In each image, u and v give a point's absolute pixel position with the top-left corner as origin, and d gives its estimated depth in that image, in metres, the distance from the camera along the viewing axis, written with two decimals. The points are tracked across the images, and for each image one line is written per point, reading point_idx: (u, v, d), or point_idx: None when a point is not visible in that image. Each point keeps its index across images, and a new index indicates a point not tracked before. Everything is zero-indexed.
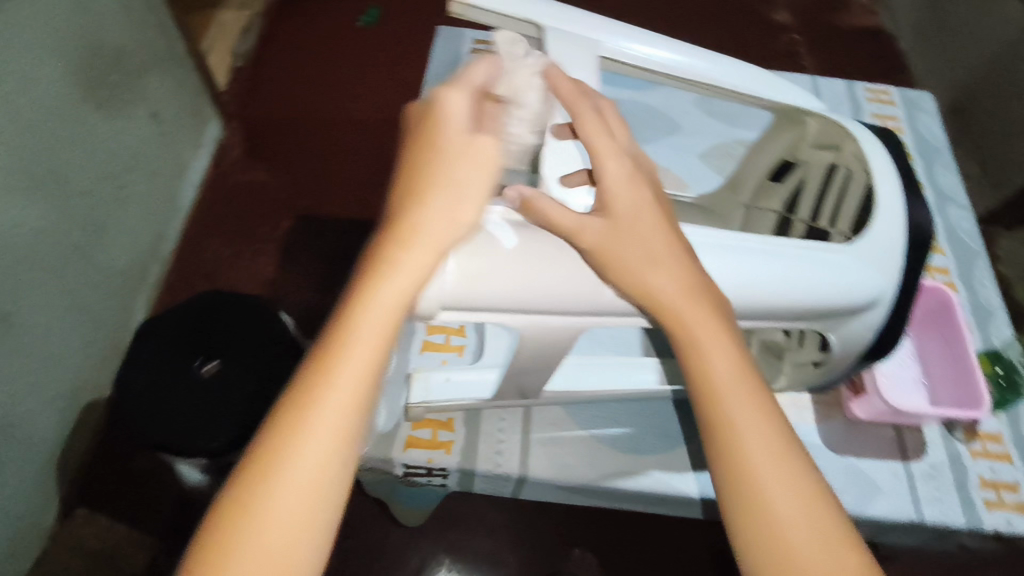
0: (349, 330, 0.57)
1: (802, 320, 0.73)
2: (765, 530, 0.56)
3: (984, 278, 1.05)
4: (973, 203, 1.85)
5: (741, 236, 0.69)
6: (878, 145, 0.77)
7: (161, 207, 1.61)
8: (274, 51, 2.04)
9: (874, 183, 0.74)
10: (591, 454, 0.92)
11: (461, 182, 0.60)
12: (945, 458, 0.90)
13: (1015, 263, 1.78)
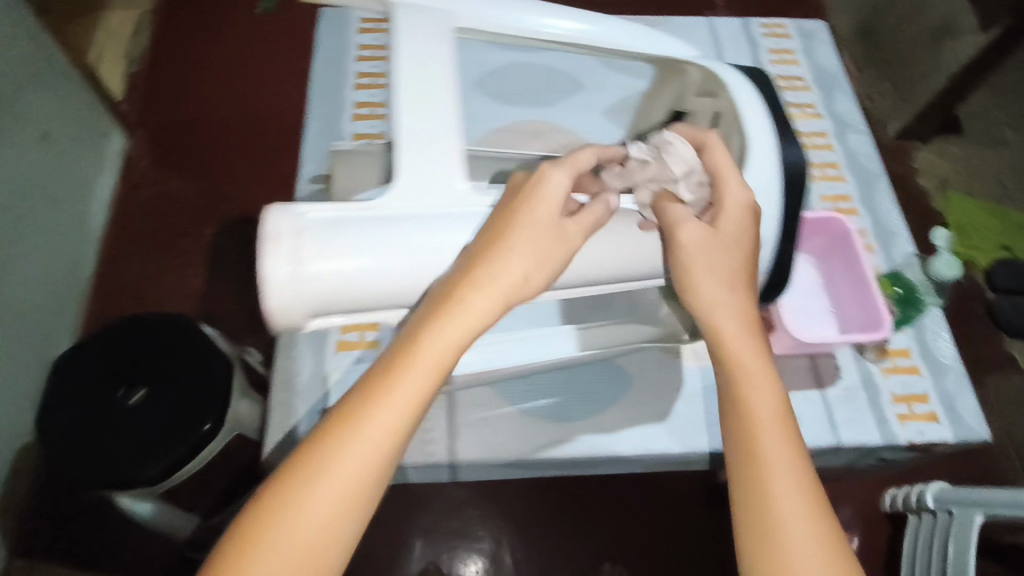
0: (410, 364, 0.58)
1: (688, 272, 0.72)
2: (760, 502, 0.60)
3: (885, 200, 1.07)
4: (889, 121, 1.90)
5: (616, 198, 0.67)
6: (750, 88, 0.76)
7: (71, 232, 1.52)
8: (170, 50, 1.93)
9: (746, 128, 0.73)
10: (522, 428, 0.93)
11: (530, 228, 0.62)
12: (859, 382, 0.95)
13: (932, 175, 1.86)
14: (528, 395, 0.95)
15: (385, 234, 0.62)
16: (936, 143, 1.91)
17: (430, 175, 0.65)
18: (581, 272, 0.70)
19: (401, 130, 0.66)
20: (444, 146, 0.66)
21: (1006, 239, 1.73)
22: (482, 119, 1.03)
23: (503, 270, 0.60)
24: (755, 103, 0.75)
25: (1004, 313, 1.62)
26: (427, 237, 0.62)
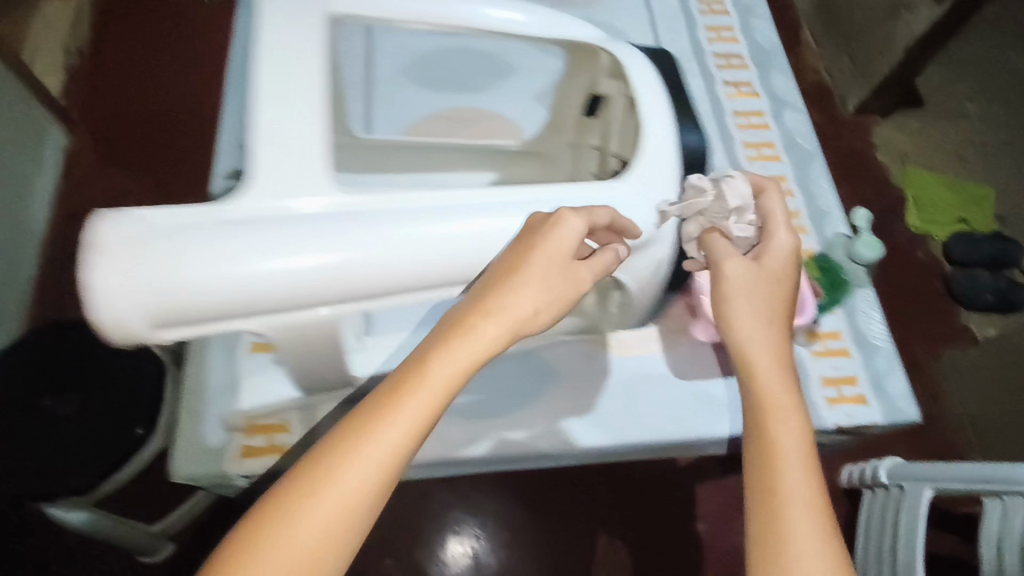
0: (418, 387, 0.53)
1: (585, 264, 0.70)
2: (777, 527, 0.54)
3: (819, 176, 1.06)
4: (847, 96, 1.89)
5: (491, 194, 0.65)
6: (653, 78, 0.79)
7: (8, 232, 1.47)
8: (113, 42, 1.86)
9: (645, 115, 0.76)
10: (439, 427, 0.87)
11: (541, 266, 0.59)
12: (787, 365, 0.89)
13: (890, 150, 1.86)
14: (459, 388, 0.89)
15: (234, 236, 0.55)
16: (893, 118, 1.91)
17: (295, 166, 0.60)
18: (458, 269, 0.63)
19: (259, 120, 0.62)
20: (323, 140, 0.62)
21: (963, 212, 1.75)
22: (415, 111, 1.05)
23: (517, 297, 0.57)
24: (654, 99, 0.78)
25: (959, 284, 1.64)
26: (284, 230, 0.57)
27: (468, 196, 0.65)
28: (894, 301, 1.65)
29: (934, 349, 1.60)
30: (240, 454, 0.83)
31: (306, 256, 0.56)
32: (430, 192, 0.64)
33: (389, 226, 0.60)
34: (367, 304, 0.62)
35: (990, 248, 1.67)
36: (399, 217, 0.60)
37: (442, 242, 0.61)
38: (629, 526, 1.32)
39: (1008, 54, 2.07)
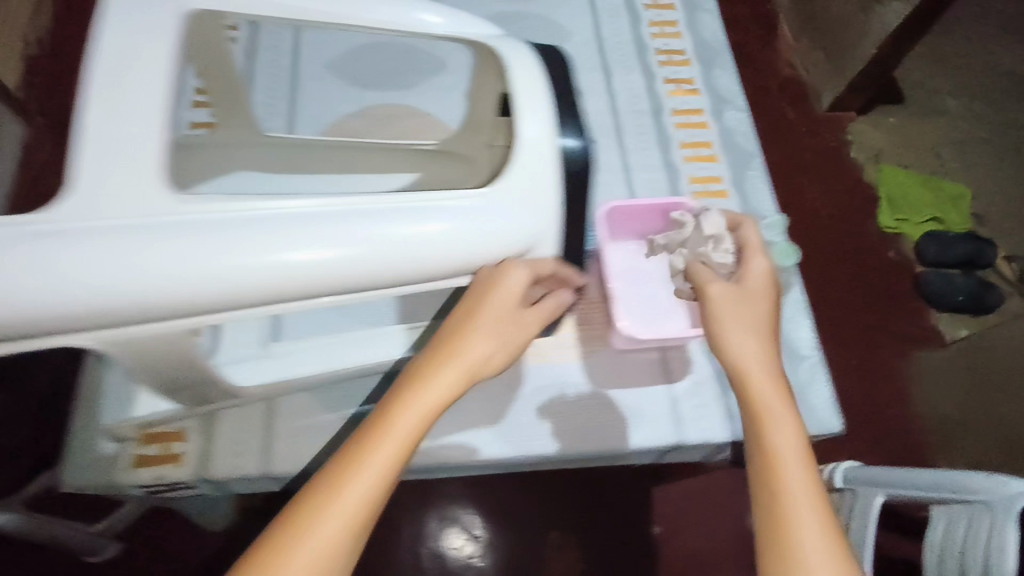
0: (368, 450, 0.49)
1: (467, 273, 0.53)
2: (791, 555, 0.52)
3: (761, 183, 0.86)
4: (823, 89, 1.82)
5: (375, 196, 0.50)
6: (538, 77, 0.54)
7: None
8: (70, 32, 1.81)
9: (517, 120, 0.53)
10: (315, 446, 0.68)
11: (495, 313, 0.53)
12: (711, 373, 0.75)
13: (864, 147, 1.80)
14: (347, 398, 0.70)
15: (68, 243, 0.43)
16: (869, 114, 1.86)
17: (120, 177, 0.46)
18: (346, 282, 0.49)
19: (80, 109, 0.48)
20: (158, 137, 0.48)
21: (938, 211, 1.68)
22: (330, 109, 0.86)
23: (473, 345, 0.53)
24: (538, 81, 0.54)
25: (931, 284, 1.57)
26: (86, 248, 0.44)
27: (326, 204, 0.49)
28: (863, 300, 1.57)
29: (906, 350, 1.51)
30: (133, 465, 0.65)
31: (159, 262, 0.45)
32: (282, 200, 0.49)
33: (221, 242, 0.46)
34: (237, 311, 0.50)
35: (964, 248, 1.60)
36: (237, 229, 0.46)
37: (275, 260, 0.47)
38: (581, 532, 1.30)
39: (991, 50, 1.99)
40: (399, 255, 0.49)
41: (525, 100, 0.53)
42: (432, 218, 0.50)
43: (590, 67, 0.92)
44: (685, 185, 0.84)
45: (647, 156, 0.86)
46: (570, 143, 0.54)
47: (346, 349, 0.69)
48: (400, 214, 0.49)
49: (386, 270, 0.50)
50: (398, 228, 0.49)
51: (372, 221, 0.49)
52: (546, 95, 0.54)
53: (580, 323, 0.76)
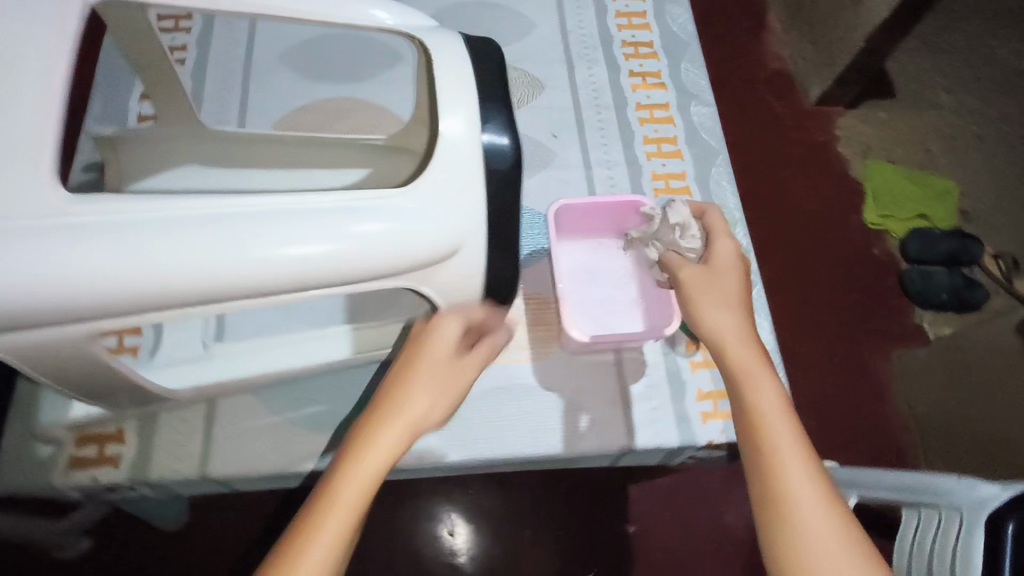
0: (319, 515, 0.46)
1: (394, 275, 0.50)
2: (809, 557, 0.50)
3: (725, 179, 0.83)
4: (810, 83, 1.70)
5: (290, 196, 0.47)
6: (465, 65, 0.51)
7: None
8: None
9: (439, 112, 0.49)
10: (254, 449, 0.66)
11: (432, 373, 0.52)
12: (664, 375, 0.73)
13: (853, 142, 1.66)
14: (291, 399, 0.68)
15: None
16: (860, 108, 1.72)
17: (9, 175, 0.44)
18: (258, 285, 0.47)
19: None
20: (51, 134, 0.46)
21: (925, 206, 1.56)
22: (279, 102, 0.84)
23: (409, 404, 0.50)
24: (465, 75, 0.51)
25: (913, 282, 1.49)
26: None
27: (247, 205, 0.47)
28: (843, 297, 1.50)
29: (887, 348, 1.45)
30: (67, 467, 0.64)
31: (52, 266, 0.43)
32: (202, 200, 0.46)
33: (134, 240, 0.44)
34: (145, 316, 0.47)
35: (949, 245, 1.49)
36: (146, 228, 0.44)
37: (190, 260, 0.45)
38: (542, 543, 1.12)
39: (996, 35, 1.82)
40: (317, 260, 0.46)
41: (446, 94, 0.49)
42: (350, 220, 0.47)
43: (552, 60, 0.90)
44: (646, 182, 0.82)
45: (606, 152, 0.84)
46: (494, 137, 0.50)
47: (293, 349, 0.67)
48: (323, 216, 0.47)
49: (302, 275, 0.47)
50: (318, 230, 0.46)
51: (285, 221, 0.46)
52: (472, 89, 0.50)
53: (531, 322, 0.74)
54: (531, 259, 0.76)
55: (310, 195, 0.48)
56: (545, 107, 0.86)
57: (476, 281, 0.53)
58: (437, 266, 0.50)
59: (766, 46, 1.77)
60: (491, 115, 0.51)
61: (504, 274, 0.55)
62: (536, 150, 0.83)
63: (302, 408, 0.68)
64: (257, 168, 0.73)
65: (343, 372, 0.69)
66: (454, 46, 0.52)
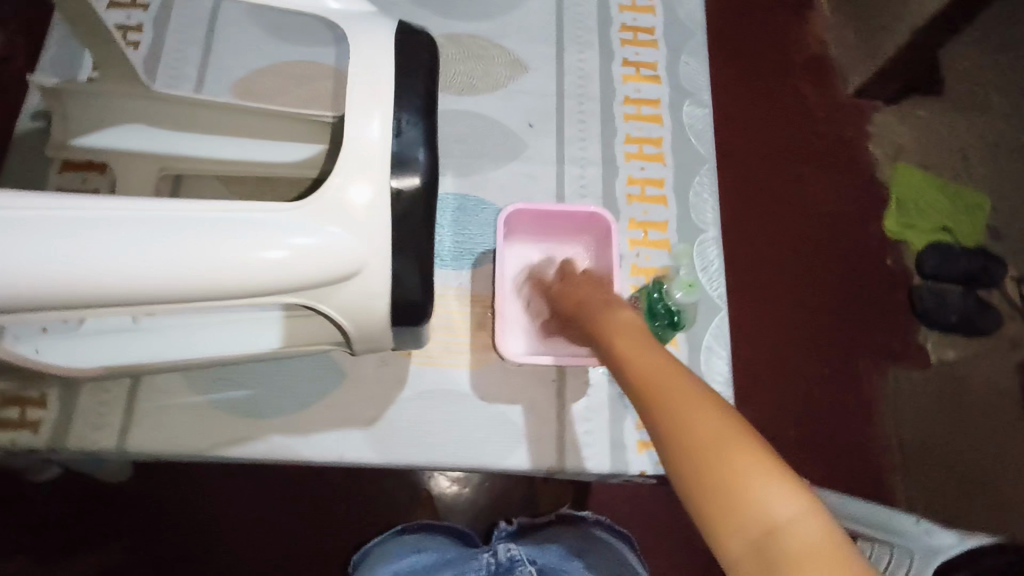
0: None
1: (285, 293, 0.48)
2: (723, 494, 0.42)
3: (704, 188, 0.79)
4: (846, 72, 1.50)
5: (179, 207, 0.46)
6: (391, 68, 0.49)
7: None
8: None
9: (352, 119, 0.48)
10: (171, 432, 0.66)
11: None
12: (605, 397, 0.71)
13: (887, 143, 1.48)
14: (218, 382, 0.68)
15: None
16: (901, 104, 1.51)
17: None
18: (137, 294, 0.45)
19: None
20: None
21: (949, 219, 1.42)
22: (242, 62, 0.79)
23: None
24: (385, 78, 0.49)
25: (923, 300, 1.35)
26: None
27: (137, 209, 0.45)
28: (846, 311, 1.35)
29: (883, 366, 1.32)
30: None
31: None
32: (85, 199, 0.45)
33: (12, 234, 0.43)
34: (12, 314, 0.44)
35: (967, 264, 1.37)
36: (25, 223, 0.43)
37: (68, 257, 0.43)
38: (481, 516, 1.03)
39: None
40: (210, 272, 0.45)
41: (358, 97, 0.48)
42: (242, 240, 0.45)
43: (540, 40, 0.83)
44: (621, 186, 0.79)
45: (583, 148, 0.79)
46: (406, 148, 0.49)
47: (218, 335, 0.65)
48: (211, 229, 0.45)
49: (193, 284, 0.45)
50: (206, 246, 0.45)
51: (167, 230, 0.45)
52: (388, 92, 0.48)
53: (475, 326, 0.72)
54: (480, 260, 0.74)
55: (208, 205, 0.46)
56: (522, 95, 0.80)
57: (383, 303, 0.51)
58: (332, 286, 0.49)
59: (810, 23, 1.54)
60: (408, 123, 0.49)
61: (402, 298, 0.51)
62: (509, 140, 0.78)
63: (227, 392, 0.68)
64: (207, 137, 0.72)
65: (271, 361, 0.67)
66: (384, 47, 0.50)
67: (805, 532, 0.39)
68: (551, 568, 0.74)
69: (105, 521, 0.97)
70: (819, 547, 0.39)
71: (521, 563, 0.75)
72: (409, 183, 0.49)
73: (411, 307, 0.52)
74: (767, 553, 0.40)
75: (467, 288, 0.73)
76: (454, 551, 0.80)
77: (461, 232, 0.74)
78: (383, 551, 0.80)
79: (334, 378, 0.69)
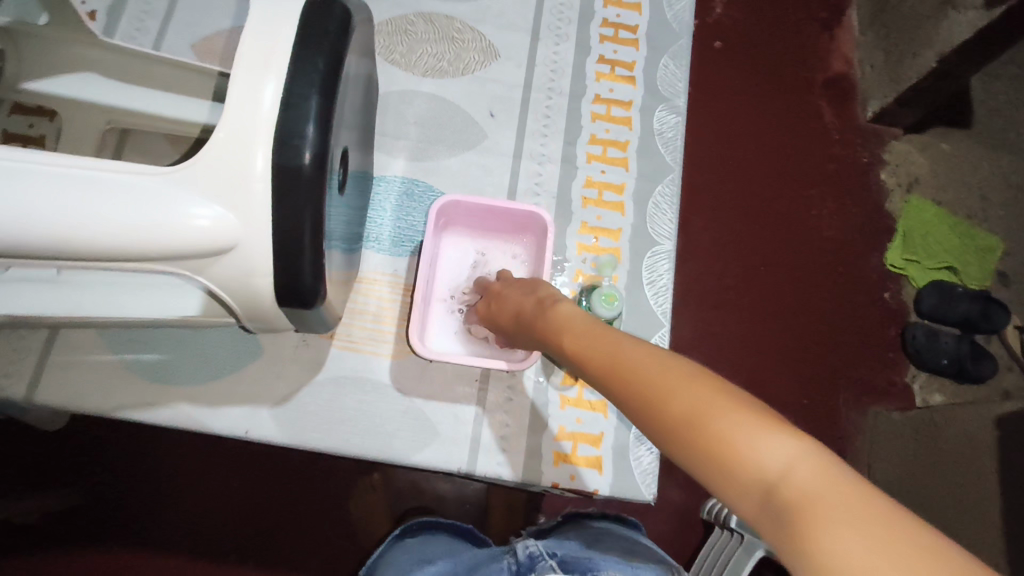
0: None
1: (157, 261, 0.49)
2: (716, 462, 0.40)
3: (662, 198, 0.89)
4: (867, 95, 1.42)
5: (36, 156, 0.45)
6: (290, 42, 0.49)
7: None
8: None
9: (238, 88, 0.48)
10: (101, 381, 0.76)
11: None
12: (529, 404, 0.81)
13: (900, 173, 1.41)
14: (133, 344, 0.78)
15: None
16: (921, 134, 1.44)
17: None
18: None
19: None
20: None
21: (958, 259, 1.33)
22: (205, 21, 0.86)
23: None
24: (281, 48, 0.49)
25: (914, 340, 1.28)
26: None
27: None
28: (829, 339, 1.30)
29: (863, 402, 1.27)
30: None
31: None
32: None
33: None
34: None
35: (968, 308, 1.27)
36: None
37: None
38: (433, 506, 1.02)
39: None
40: (76, 230, 0.45)
41: (250, 65, 0.48)
42: (99, 199, 0.45)
43: (518, 28, 0.93)
44: (579, 187, 0.88)
45: (545, 145, 0.89)
46: (291, 124, 0.48)
47: (111, 294, 0.63)
48: (65, 182, 0.45)
49: (60, 244, 0.45)
50: (55, 198, 0.44)
51: (22, 178, 0.44)
52: (284, 58, 0.49)
53: (402, 316, 0.82)
54: (417, 250, 0.84)
55: (70, 158, 0.46)
56: (485, 84, 0.90)
57: (265, 283, 0.52)
58: (209, 258, 0.49)
59: (835, 40, 1.47)
60: (304, 98, 0.49)
61: (288, 282, 0.52)
62: (470, 127, 0.88)
63: (144, 352, 0.78)
64: (122, 86, 0.70)
65: (175, 325, 0.66)
66: (288, 23, 0.50)
67: (803, 477, 0.37)
68: (575, 560, 0.64)
69: (41, 469, 0.97)
70: (821, 487, 0.36)
71: (541, 558, 0.64)
72: (295, 158, 0.48)
73: (300, 290, 0.53)
74: (775, 509, 0.37)
75: (400, 277, 0.83)
76: (476, 560, 0.71)
77: (403, 218, 0.84)
78: (397, 558, 0.74)
79: (252, 354, 0.79)
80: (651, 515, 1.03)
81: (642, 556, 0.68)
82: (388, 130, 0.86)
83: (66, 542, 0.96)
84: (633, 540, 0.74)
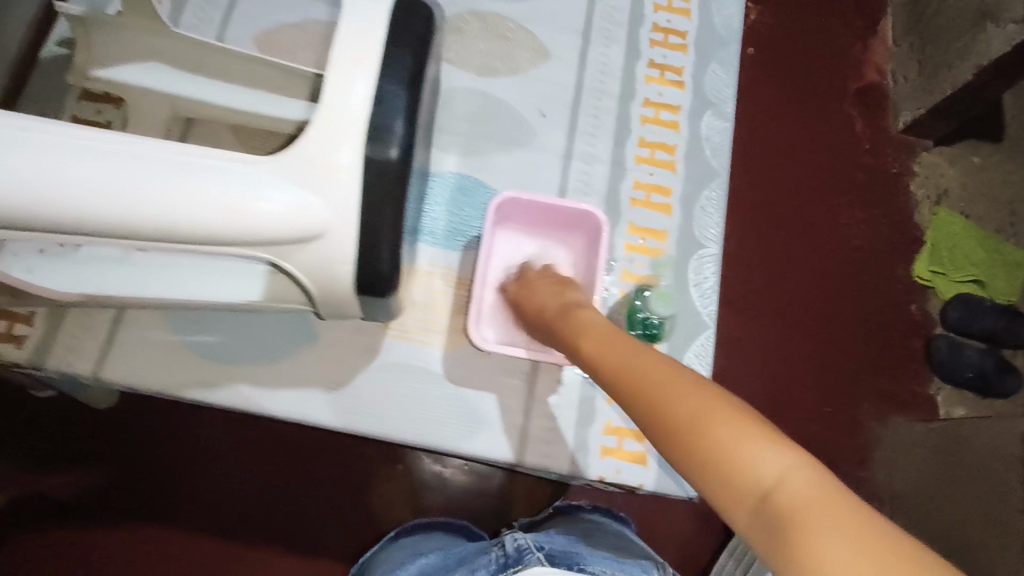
0: None
1: (251, 245, 0.51)
2: (716, 467, 0.43)
3: (708, 201, 0.91)
4: (899, 106, 1.42)
5: (148, 142, 0.48)
6: (381, 38, 0.51)
7: None
8: None
9: (332, 82, 0.50)
10: (164, 359, 0.79)
11: None
12: (575, 398, 0.83)
13: (930, 184, 1.41)
14: (195, 326, 0.80)
15: None
16: (950, 147, 1.43)
17: None
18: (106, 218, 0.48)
19: None
20: None
21: (985, 272, 1.32)
22: (266, 14, 0.88)
23: None
24: (373, 44, 0.51)
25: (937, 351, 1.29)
26: None
27: (115, 143, 0.48)
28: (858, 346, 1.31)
29: (888, 411, 1.28)
30: None
31: None
32: (69, 126, 0.48)
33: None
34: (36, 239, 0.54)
35: (993, 322, 1.28)
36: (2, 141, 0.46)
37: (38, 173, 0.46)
38: (463, 496, 1.04)
39: None
40: (183, 212, 0.48)
41: (345, 60, 0.50)
42: (206, 184, 0.48)
43: (569, 29, 0.94)
44: (627, 187, 0.90)
45: (593, 145, 0.91)
46: (381, 120, 0.51)
47: (186, 275, 0.65)
48: (174, 168, 0.48)
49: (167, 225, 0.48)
50: (165, 182, 0.48)
51: (136, 163, 0.48)
52: (376, 54, 0.51)
53: (454, 308, 0.84)
54: (471, 243, 0.86)
55: (179, 145, 0.49)
56: (535, 83, 0.91)
57: (346, 269, 0.54)
58: (299, 244, 0.52)
59: (870, 50, 1.47)
60: (394, 94, 0.51)
61: (368, 268, 0.54)
62: (521, 126, 0.90)
63: (205, 334, 0.80)
64: (206, 80, 0.72)
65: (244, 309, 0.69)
66: (379, 20, 0.52)
67: (795, 487, 0.40)
68: (563, 554, 0.66)
69: (93, 443, 1.00)
70: (810, 497, 0.39)
71: (528, 550, 0.65)
72: (384, 152, 0.51)
73: (377, 277, 0.55)
74: (767, 516, 0.40)
75: (453, 270, 0.85)
76: (459, 554, 0.73)
77: (458, 212, 0.86)
78: (393, 554, 0.79)
79: (309, 339, 0.82)
80: (677, 513, 1.04)
81: (629, 554, 0.72)
82: (441, 125, 0.88)
83: (113, 515, 0.99)
84: (621, 536, 0.78)
